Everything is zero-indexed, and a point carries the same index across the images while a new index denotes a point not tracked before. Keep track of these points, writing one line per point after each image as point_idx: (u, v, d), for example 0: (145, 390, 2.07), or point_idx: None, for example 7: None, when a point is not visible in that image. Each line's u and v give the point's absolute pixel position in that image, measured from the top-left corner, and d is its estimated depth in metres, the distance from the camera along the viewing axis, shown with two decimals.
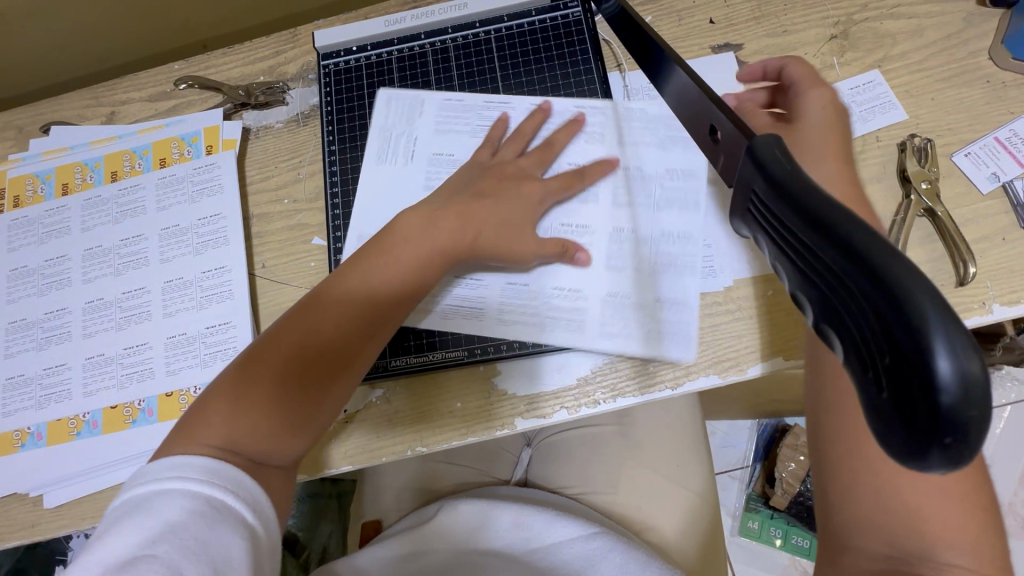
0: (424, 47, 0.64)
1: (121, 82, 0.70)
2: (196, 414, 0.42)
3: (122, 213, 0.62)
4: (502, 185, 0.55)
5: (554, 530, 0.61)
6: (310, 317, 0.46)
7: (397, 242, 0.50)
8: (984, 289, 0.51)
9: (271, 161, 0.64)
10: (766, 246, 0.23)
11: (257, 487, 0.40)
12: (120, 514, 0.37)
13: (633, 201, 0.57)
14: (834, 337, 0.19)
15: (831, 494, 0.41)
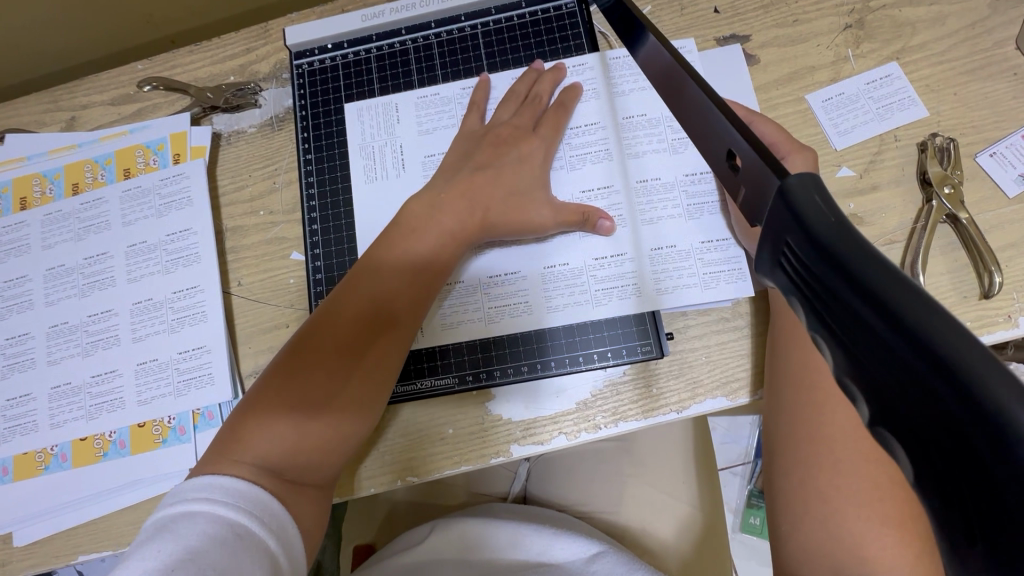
0: (405, 43, 0.59)
1: (79, 84, 0.65)
2: (228, 437, 0.41)
3: (85, 230, 0.58)
4: (504, 152, 0.52)
5: (552, 551, 0.57)
6: (330, 325, 0.44)
7: (401, 243, 0.48)
8: (1010, 301, 0.48)
9: (244, 169, 0.59)
10: (801, 311, 0.19)
11: (286, 517, 0.38)
12: (145, 537, 0.34)
13: (645, 208, 0.52)
14: (897, 447, 0.16)
15: (780, 525, 0.41)
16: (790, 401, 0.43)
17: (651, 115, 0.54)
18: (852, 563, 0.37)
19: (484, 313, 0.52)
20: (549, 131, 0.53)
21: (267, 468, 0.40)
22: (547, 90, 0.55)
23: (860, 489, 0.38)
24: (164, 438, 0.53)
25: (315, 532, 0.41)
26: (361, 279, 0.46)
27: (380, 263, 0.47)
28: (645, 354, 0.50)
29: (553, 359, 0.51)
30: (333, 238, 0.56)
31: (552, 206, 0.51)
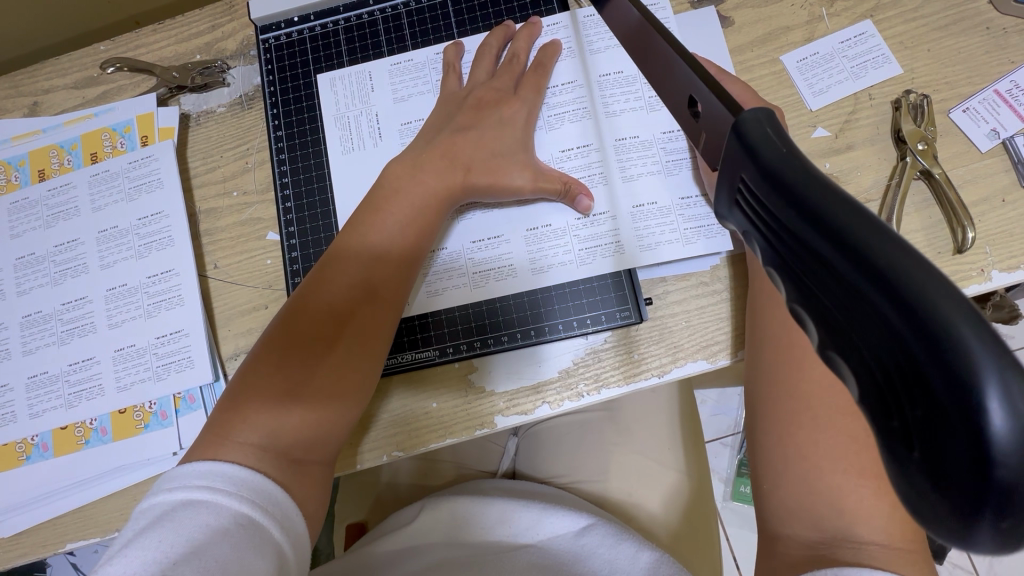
0: (374, 14, 0.58)
1: (40, 67, 0.63)
2: (224, 412, 0.41)
3: (53, 217, 0.57)
4: (482, 114, 0.51)
5: (543, 526, 0.58)
6: (317, 294, 0.44)
7: (380, 213, 0.47)
8: (983, 255, 0.48)
9: (215, 149, 0.58)
10: (757, 246, 0.19)
11: (289, 503, 0.38)
12: (144, 523, 0.34)
13: (626, 164, 0.52)
14: (845, 368, 0.16)
15: (764, 483, 0.42)
16: (769, 361, 0.43)
17: (627, 73, 0.54)
18: (830, 516, 0.37)
19: (468, 279, 0.52)
20: (532, 92, 0.52)
21: (263, 442, 0.40)
22: (523, 48, 0.54)
23: (835, 444, 0.39)
24: (147, 423, 0.53)
25: (317, 504, 0.42)
26: (346, 247, 0.46)
27: (362, 229, 0.47)
28: (624, 319, 0.50)
29: (533, 327, 0.51)
30: (307, 216, 0.55)
31: (531, 167, 0.50)
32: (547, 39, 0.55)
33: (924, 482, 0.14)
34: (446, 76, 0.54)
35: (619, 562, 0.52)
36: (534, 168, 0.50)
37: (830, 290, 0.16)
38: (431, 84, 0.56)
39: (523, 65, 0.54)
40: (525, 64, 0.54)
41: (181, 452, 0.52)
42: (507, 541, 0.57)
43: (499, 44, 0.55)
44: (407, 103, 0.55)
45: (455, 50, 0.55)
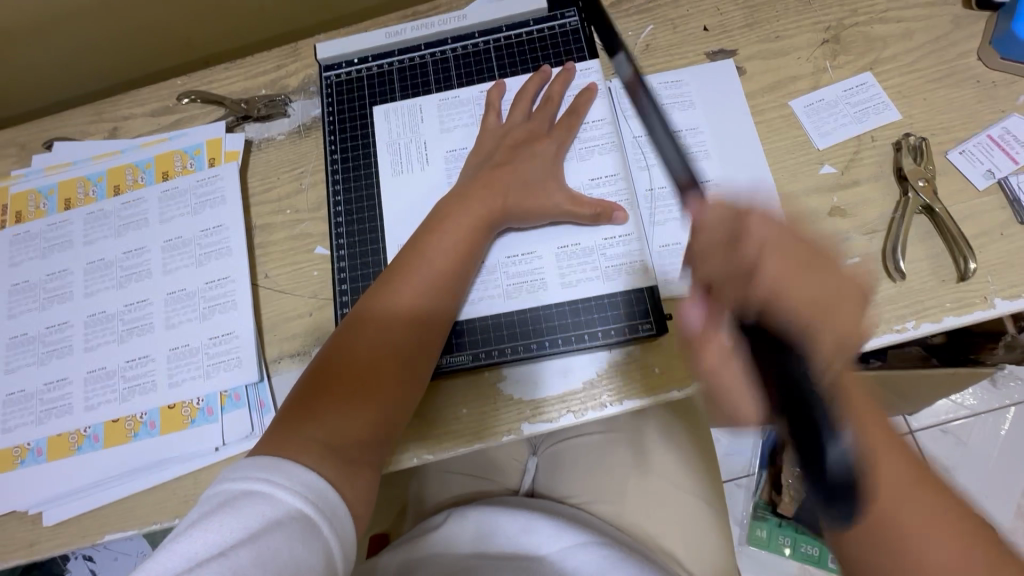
0: (424, 57, 0.65)
1: (123, 98, 0.70)
2: (291, 418, 0.44)
3: (124, 227, 0.62)
4: (517, 151, 0.57)
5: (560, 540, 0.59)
6: (384, 315, 0.49)
7: (432, 243, 0.52)
8: (986, 284, 0.51)
9: (273, 172, 0.65)
10: None
11: (340, 503, 0.41)
12: (209, 507, 0.38)
13: (649, 212, 0.57)
14: None
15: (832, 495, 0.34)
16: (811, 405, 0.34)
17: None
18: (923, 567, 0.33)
19: (504, 290, 0.56)
20: (563, 132, 0.58)
21: (330, 448, 0.43)
22: (558, 91, 0.60)
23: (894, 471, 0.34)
24: (193, 418, 0.56)
25: (365, 508, 0.44)
26: (400, 273, 0.50)
27: (421, 256, 0.51)
28: (647, 330, 0.53)
29: (559, 337, 0.54)
30: (357, 231, 0.60)
31: (565, 195, 0.55)
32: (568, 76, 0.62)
33: None
34: (491, 110, 0.60)
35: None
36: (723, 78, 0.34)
37: None
38: (472, 118, 0.62)
39: (556, 103, 0.60)
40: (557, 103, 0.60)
41: (222, 448, 0.55)
42: (532, 552, 0.58)
43: (536, 87, 0.61)
44: (452, 133, 0.62)
45: (497, 91, 0.61)
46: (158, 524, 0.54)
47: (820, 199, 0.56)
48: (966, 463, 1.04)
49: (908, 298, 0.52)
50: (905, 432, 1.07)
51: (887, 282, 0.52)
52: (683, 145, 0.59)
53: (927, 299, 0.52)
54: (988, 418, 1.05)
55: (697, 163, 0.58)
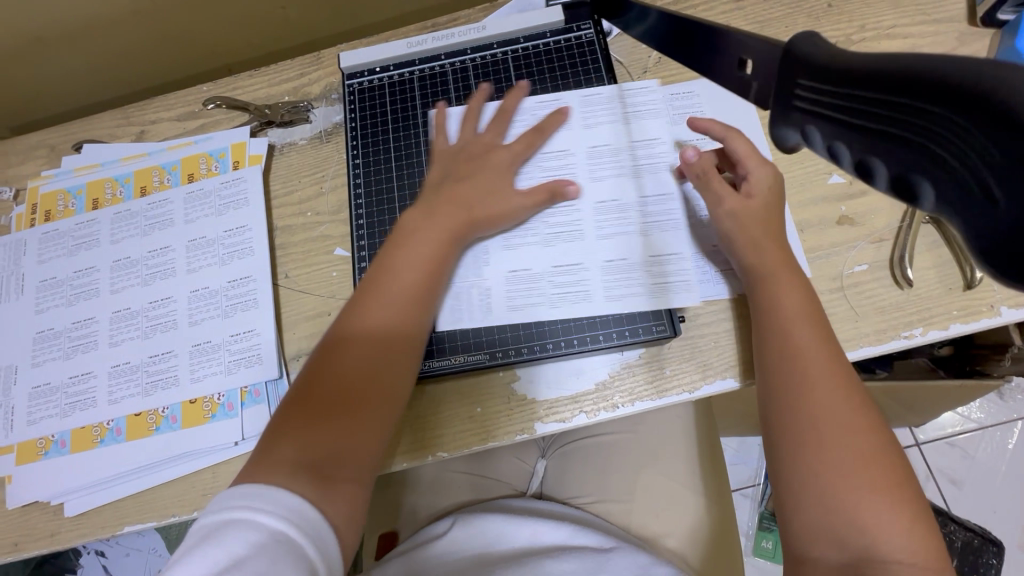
0: (444, 67, 0.67)
1: (150, 103, 0.73)
2: (273, 436, 0.45)
3: (150, 227, 0.64)
4: (470, 158, 0.59)
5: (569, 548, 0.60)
6: (362, 331, 0.49)
7: (381, 260, 0.53)
8: (991, 293, 0.52)
9: (295, 175, 0.66)
10: (818, 132, 0.23)
11: (324, 522, 0.41)
12: (196, 541, 0.37)
13: (652, 214, 0.57)
14: (921, 180, 0.19)
15: (778, 468, 0.43)
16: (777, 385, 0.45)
17: (659, 137, 0.60)
18: (852, 535, 0.38)
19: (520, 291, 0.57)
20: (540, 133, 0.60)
21: (306, 463, 0.43)
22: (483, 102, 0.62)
23: (850, 460, 0.40)
24: (213, 413, 0.57)
25: (350, 519, 0.44)
26: (370, 288, 0.51)
27: (371, 274, 0.52)
28: (659, 332, 0.54)
29: (574, 338, 0.55)
30: (377, 234, 0.61)
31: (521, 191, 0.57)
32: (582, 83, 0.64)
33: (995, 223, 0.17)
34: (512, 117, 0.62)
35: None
36: (751, 146, 0.53)
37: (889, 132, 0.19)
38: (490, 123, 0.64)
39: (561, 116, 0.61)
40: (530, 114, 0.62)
41: (241, 442, 0.56)
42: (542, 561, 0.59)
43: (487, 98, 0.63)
44: None
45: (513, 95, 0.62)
46: (177, 517, 0.55)
47: (828, 208, 0.57)
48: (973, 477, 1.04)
49: (915, 305, 0.53)
50: (912, 445, 1.07)
51: (894, 289, 0.54)
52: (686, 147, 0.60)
53: (934, 307, 0.53)
54: (995, 432, 1.05)
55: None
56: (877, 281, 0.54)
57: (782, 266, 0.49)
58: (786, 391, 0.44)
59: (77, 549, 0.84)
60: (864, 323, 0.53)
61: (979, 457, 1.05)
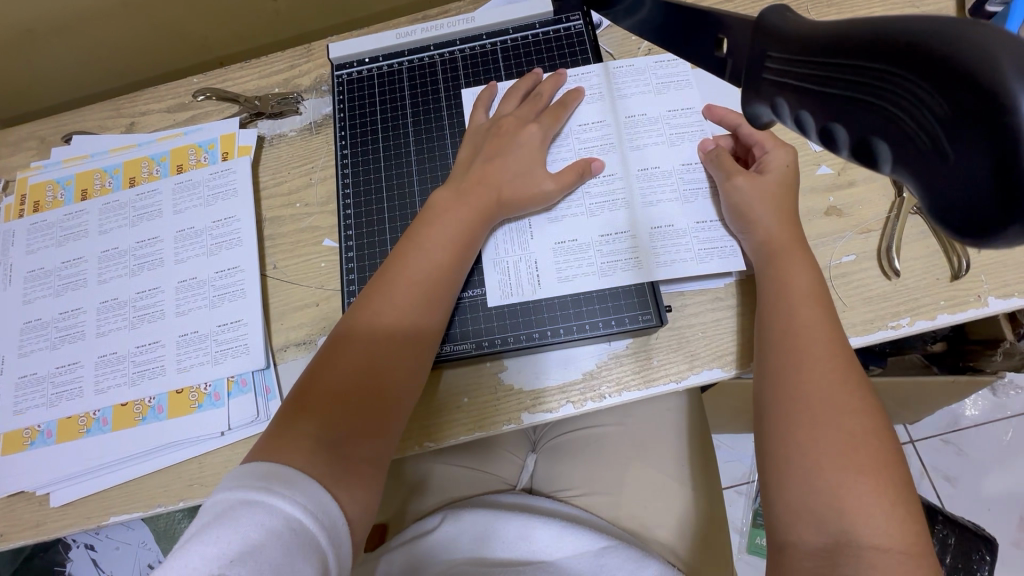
0: (433, 57, 0.67)
1: (141, 95, 0.73)
2: (289, 417, 0.45)
3: (138, 217, 0.64)
4: (505, 141, 0.58)
5: (559, 546, 0.59)
6: (380, 316, 0.49)
7: (405, 249, 0.53)
8: (979, 283, 0.52)
9: (284, 167, 0.66)
10: (787, 103, 0.21)
11: (337, 512, 0.41)
12: (206, 520, 0.37)
13: (633, 205, 0.58)
14: (882, 143, 0.18)
15: (767, 447, 0.44)
16: (777, 363, 0.45)
17: (651, 115, 0.61)
18: (832, 516, 0.38)
19: (513, 278, 0.57)
20: (549, 122, 0.59)
21: (323, 448, 0.43)
22: (548, 91, 0.61)
23: (837, 441, 0.40)
24: (200, 403, 0.57)
25: (363, 507, 0.44)
26: (392, 276, 0.51)
27: (392, 262, 0.52)
28: (645, 322, 0.54)
29: (561, 327, 0.55)
30: (364, 223, 0.61)
31: (553, 182, 0.57)
32: (570, 66, 0.64)
33: (960, 174, 0.15)
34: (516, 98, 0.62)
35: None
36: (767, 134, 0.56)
37: (850, 94, 0.18)
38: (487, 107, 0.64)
39: (545, 106, 0.61)
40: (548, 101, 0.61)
41: (227, 432, 0.56)
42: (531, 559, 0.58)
43: (528, 87, 0.63)
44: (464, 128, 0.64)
45: (529, 81, 0.62)
46: (163, 507, 0.55)
47: (816, 199, 0.57)
48: (968, 474, 1.04)
49: (903, 295, 0.53)
50: (906, 442, 1.07)
51: (882, 279, 0.53)
52: (672, 132, 0.60)
53: (921, 297, 0.53)
54: (989, 429, 1.05)
55: (692, 145, 0.59)
56: (865, 271, 0.54)
57: (794, 248, 0.50)
58: (785, 370, 0.45)
59: (67, 542, 0.84)
60: (851, 313, 0.53)
61: (973, 454, 1.05)
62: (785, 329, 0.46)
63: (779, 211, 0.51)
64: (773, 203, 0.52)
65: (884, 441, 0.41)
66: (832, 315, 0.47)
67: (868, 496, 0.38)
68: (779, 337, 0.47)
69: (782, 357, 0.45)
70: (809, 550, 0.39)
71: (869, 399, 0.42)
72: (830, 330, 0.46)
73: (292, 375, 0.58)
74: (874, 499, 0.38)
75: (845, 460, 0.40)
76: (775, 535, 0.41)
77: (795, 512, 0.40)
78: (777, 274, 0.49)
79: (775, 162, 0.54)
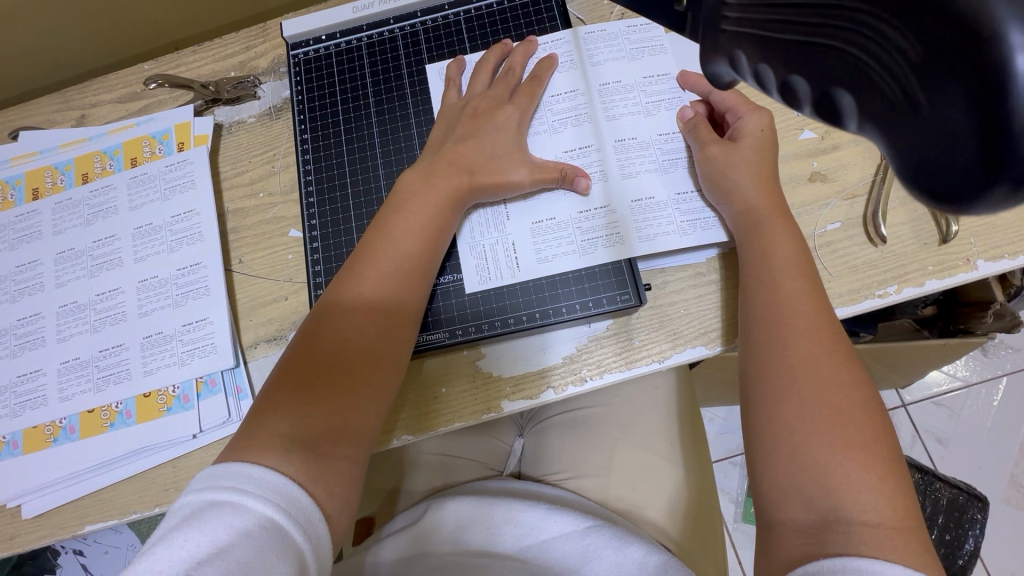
0: (394, 31, 0.63)
1: (90, 85, 0.69)
2: (261, 414, 0.43)
3: (93, 215, 0.61)
4: (479, 121, 0.55)
5: (544, 527, 0.57)
6: (351, 305, 0.47)
7: (375, 232, 0.50)
8: (968, 246, 0.51)
9: (244, 155, 0.63)
10: (744, 57, 0.18)
11: (315, 510, 0.39)
12: (175, 522, 0.35)
13: (611, 180, 0.55)
14: (845, 94, 0.16)
15: (753, 425, 0.42)
16: (760, 340, 0.44)
17: (625, 82, 0.58)
18: (820, 494, 0.37)
19: (485, 263, 0.55)
20: (524, 100, 0.56)
21: (298, 443, 0.41)
22: (519, 63, 0.58)
23: (824, 417, 0.39)
24: (169, 406, 0.55)
25: (342, 504, 0.42)
26: (362, 263, 0.49)
27: (362, 248, 0.50)
28: (623, 302, 0.52)
29: (537, 311, 0.53)
30: (329, 212, 0.59)
31: (529, 166, 0.54)
32: (537, 35, 0.61)
33: (948, 133, 0.13)
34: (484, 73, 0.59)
35: (629, 566, 0.53)
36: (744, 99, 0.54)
37: (813, 44, 0.16)
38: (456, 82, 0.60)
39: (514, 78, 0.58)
40: (520, 76, 0.58)
41: (200, 434, 0.54)
42: (517, 543, 0.56)
43: (497, 59, 0.59)
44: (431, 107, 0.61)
45: (499, 51, 0.59)
46: (138, 514, 0.53)
47: (799, 165, 0.54)
48: (960, 435, 1.04)
49: (889, 262, 0.51)
50: (898, 406, 1.07)
51: (868, 247, 0.51)
52: (650, 100, 0.57)
53: (908, 263, 0.51)
54: (979, 389, 1.05)
55: (671, 110, 0.57)
56: (850, 238, 0.52)
57: (775, 215, 0.48)
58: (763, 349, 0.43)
59: (55, 549, 0.83)
60: (837, 283, 0.51)
61: (964, 414, 1.05)
62: (767, 306, 0.45)
63: (760, 180, 0.49)
64: (754, 171, 0.49)
65: (871, 413, 0.39)
66: (818, 284, 0.45)
67: (856, 471, 0.37)
68: (761, 315, 0.45)
69: (765, 335, 0.44)
70: (797, 528, 0.37)
71: (857, 372, 0.41)
72: (816, 301, 0.44)
73: (263, 373, 0.56)
74: (863, 474, 0.37)
75: (831, 437, 0.38)
76: (762, 517, 0.40)
77: (783, 492, 0.39)
78: (758, 246, 0.47)
79: (752, 127, 0.51)
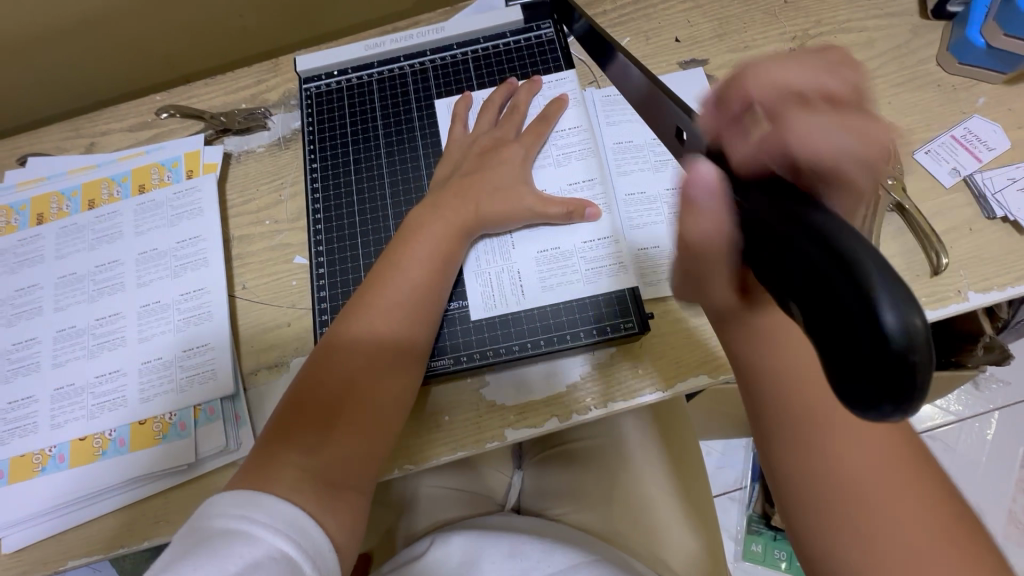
0: (403, 68, 0.66)
1: (101, 114, 0.70)
2: (269, 446, 0.42)
3: (98, 240, 0.61)
4: (486, 158, 0.57)
5: (549, 563, 0.56)
6: (361, 335, 0.47)
7: (384, 264, 0.51)
8: (958, 278, 0.52)
9: (252, 183, 0.64)
10: None
11: (325, 540, 0.38)
12: (183, 551, 0.34)
13: (614, 210, 0.57)
14: None
15: None
16: None
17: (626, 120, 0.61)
18: None
19: (492, 290, 0.56)
20: (528, 135, 0.59)
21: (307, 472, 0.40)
22: (524, 100, 0.61)
23: None
24: (164, 434, 0.54)
25: (350, 533, 0.41)
26: (370, 294, 0.49)
27: (372, 279, 0.50)
28: (626, 330, 0.53)
29: (541, 338, 0.54)
30: (336, 240, 0.60)
31: (535, 195, 0.55)
32: (541, 74, 0.64)
33: None
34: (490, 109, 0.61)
35: None
36: None
37: None
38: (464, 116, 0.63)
39: (518, 115, 0.60)
40: (525, 113, 0.61)
41: (195, 463, 0.53)
42: None
43: (502, 98, 0.62)
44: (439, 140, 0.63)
45: (505, 89, 0.62)
46: (126, 548, 0.51)
47: None
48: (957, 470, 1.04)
49: None
50: None
51: None
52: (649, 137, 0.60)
53: None
54: (972, 423, 1.06)
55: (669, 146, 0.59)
56: None
57: None
58: None
59: None
60: None
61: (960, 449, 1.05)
62: None
63: None
64: None
65: None
66: None
67: None
68: None
69: None
70: None
71: None
72: None
73: (264, 400, 0.55)
74: None
75: None
76: None
77: None
78: None
79: None
